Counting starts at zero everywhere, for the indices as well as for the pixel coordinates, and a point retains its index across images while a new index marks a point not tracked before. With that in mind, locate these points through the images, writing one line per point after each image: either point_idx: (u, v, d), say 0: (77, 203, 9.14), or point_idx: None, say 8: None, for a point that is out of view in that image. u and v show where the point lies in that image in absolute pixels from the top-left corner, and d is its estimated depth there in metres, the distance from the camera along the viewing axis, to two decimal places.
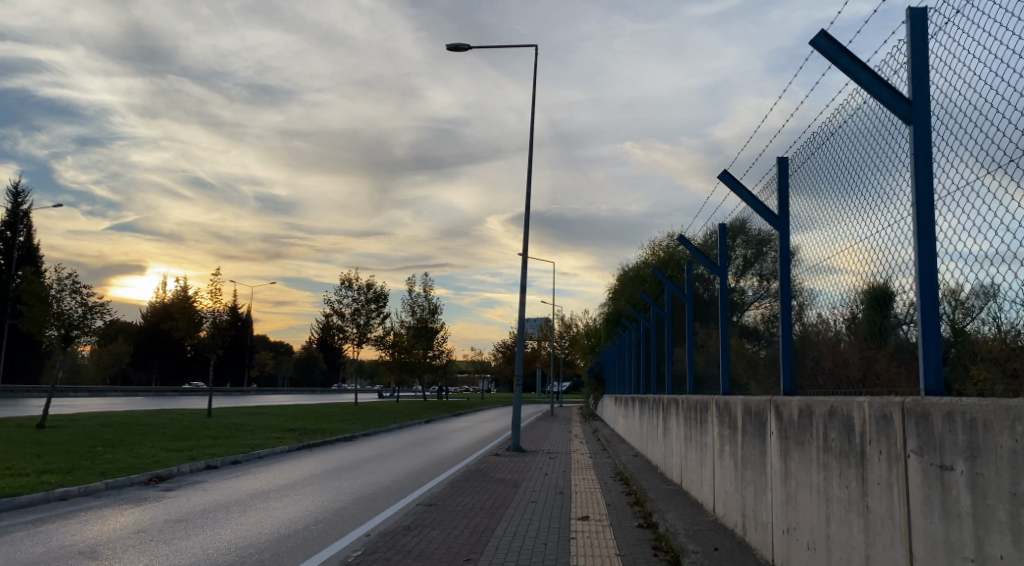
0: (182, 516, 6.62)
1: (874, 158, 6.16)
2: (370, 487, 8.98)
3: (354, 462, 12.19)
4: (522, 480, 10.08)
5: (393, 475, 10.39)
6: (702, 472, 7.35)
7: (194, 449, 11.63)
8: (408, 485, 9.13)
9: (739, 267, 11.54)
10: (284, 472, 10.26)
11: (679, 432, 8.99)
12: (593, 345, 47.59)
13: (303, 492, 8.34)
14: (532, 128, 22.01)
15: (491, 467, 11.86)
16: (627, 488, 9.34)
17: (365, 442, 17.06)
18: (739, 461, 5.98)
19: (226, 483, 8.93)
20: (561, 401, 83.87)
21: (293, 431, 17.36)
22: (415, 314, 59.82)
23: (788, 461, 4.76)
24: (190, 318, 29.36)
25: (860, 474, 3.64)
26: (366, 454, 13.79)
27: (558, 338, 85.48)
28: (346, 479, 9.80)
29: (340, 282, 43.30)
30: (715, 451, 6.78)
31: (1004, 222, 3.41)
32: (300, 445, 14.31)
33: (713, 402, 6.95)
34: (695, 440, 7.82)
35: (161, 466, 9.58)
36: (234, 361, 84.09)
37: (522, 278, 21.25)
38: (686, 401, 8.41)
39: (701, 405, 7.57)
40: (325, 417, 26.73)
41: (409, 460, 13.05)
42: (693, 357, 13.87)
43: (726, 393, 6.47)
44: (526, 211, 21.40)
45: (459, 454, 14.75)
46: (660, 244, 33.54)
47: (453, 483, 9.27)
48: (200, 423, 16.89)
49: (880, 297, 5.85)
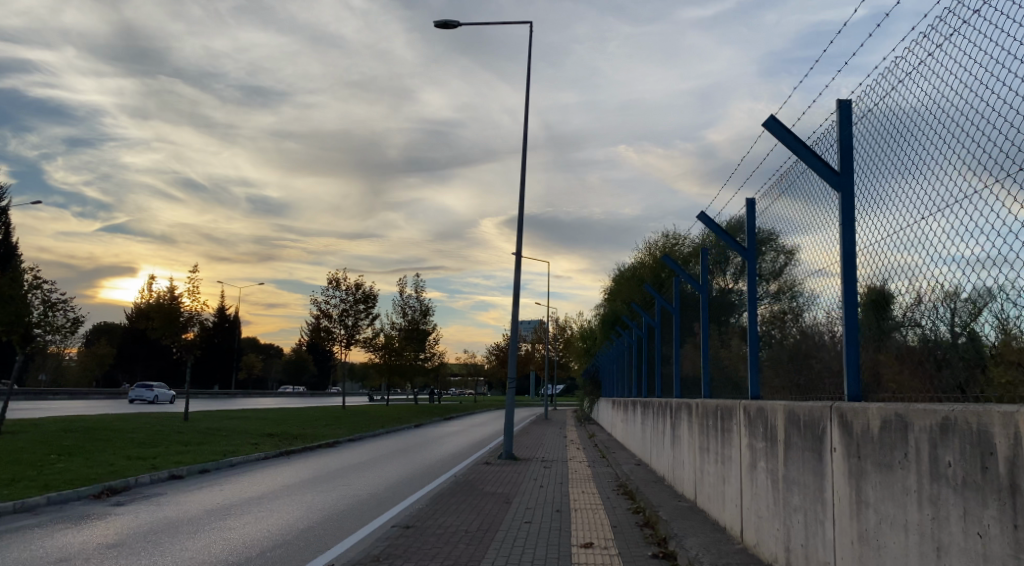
0: (121, 540, 5.96)
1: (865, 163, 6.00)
2: (344, 501, 8.34)
3: (336, 471, 11.55)
4: (513, 494, 9.48)
5: (372, 486, 9.76)
6: (726, 489, 6.72)
7: (159, 457, 10.97)
8: (386, 501, 8.47)
9: (738, 271, 11.14)
10: (255, 482, 9.63)
11: (692, 444, 8.38)
12: (587, 347, 47.12)
13: (267, 508, 7.67)
14: (525, 119, 21.42)
15: (480, 477, 11.27)
16: (632, 504, 8.74)
17: (350, 448, 16.45)
18: (779, 482, 5.33)
19: (186, 496, 8.27)
20: (556, 404, 83.31)
21: (273, 437, 16.69)
22: (406, 316, 59.09)
23: (863, 487, 3.92)
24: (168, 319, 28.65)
25: (1009, 518, 2.65)
26: (347, 461, 13.15)
27: (553, 340, 84.69)
28: (321, 491, 9.14)
29: (328, 282, 42.58)
30: (747, 469, 6.09)
31: (1002, 229, 3.85)
32: (278, 452, 13.67)
33: (745, 411, 6.24)
34: (715, 453, 7.17)
35: (116, 477, 8.91)
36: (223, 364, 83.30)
37: (516, 276, 20.32)
38: (703, 409, 7.80)
39: (724, 413, 6.95)
40: (310, 422, 26.07)
41: (393, 468, 12.45)
42: (693, 361, 13.39)
43: (763, 400, 5.75)
44: (518, 206, 20.77)
45: (447, 462, 14.17)
46: (655, 245, 33.10)
47: (437, 498, 8.64)
48: (174, 427, 16.16)
49: (878, 298, 5.62)
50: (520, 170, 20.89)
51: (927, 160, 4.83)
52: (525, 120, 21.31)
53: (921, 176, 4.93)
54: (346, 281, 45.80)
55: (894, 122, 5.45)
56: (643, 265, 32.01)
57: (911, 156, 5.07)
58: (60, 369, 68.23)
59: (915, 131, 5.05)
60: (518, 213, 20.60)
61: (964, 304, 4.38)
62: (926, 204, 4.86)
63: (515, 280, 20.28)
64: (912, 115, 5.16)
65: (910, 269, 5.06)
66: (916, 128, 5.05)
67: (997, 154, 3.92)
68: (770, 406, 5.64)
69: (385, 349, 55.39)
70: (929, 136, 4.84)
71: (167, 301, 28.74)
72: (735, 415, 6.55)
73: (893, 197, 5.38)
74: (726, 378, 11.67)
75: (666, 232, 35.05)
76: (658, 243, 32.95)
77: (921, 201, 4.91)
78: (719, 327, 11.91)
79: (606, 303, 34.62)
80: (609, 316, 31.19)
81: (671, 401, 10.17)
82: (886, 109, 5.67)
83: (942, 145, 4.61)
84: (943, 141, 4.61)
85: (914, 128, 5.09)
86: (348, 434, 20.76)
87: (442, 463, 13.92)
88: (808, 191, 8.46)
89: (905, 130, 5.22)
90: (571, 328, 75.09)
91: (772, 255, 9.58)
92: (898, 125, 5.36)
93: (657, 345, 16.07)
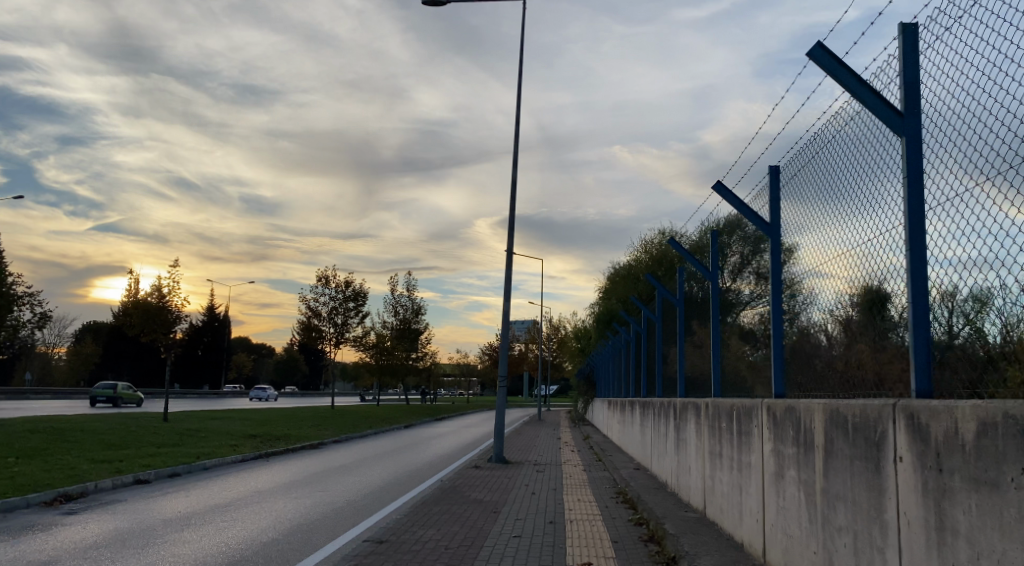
0: (59, 556, 5.48)
1: (873, 165, 6.09)
2: (318, 509, 7.89)
3: (319, 474, 11.08)
4: (503, 501, 9.06)
5: (351, 493, 9.32)
6: (747, 501, 6.20)
7: (126, 460, 10.49)
8: (364, 509, 8.05)
9: (736, 268, 10.90)
10: (226, 488, 9.16)
11: (701, 450, 7.93)
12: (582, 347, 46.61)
13: (231, 517, 7.23)
14: (517, 110, 20.94)
15: (469, 484, 10.85)
16: (634, 514, 8.33)
17: (335, 449, 16.05)
18: (813, 494, 4.83)
19: (146, 504, 7.82)
20: (550, 405, 82.84)
21: (255, 438, 16.23)
22: (398, 315, 58.46)
23: (947, 508, 3.17)
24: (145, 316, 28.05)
25: None
26: (329, 465, 12.65)
27: (547, 341, 84.30)
28: (296, 497, 8.70)
29: (318, 280, 42.00)
30: (775, 480, 5.54)
31: (1000, 229, 3.55)
32: (258, 454, 13.24)
33: (774, 412, 5.65)
34: (733, 460, 6.65)
35: (74, 483, 8.43)
36: (213, 364, 82.58)
37: (508, 273, 19.91)
38: (716, 413, 7.32)
39: (742, 414, 6.50)
40: (298, 422, 25.61)
41: (378, 471, 12.06)
42: (689, 358, 13.09)
43: (796, 399, 5.15)
44: (511, 200, 20.29)
45: (435, 465, 13.81)
46: (650, 243, 32.80)
47: (419, 507, 8.20)
48: (151, 427, 15.67)
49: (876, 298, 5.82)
50: (511, 166, 20.44)
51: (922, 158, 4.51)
52: (518, 116, 20.85)
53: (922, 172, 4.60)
54: (335, 279, 45.29)
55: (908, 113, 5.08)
56: (638, 263, 31.63)
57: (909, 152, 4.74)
58: (45, 367, 67.46)
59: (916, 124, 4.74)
60: (510, 211, 20.15)
61: (960, 305, 4.03)
62: (963, 174, 3.94)
63: (507, 279, 19.82)
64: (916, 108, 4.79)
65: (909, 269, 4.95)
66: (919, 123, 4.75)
67: (993, 152, 3.62)
68: (803, 407, 5.06)
69: (376, 349, 54.87)
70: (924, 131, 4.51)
71: (148, 301, 28.12)
72: (762, 418, 5.97)
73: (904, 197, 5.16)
74: (726, 379, 11.23)
75: (661, 230, 34.68)
76: (653, 241, 32.53)
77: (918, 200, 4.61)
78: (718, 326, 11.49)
79: (600, 301, 34.22)
80: (603, 316, 30.78)
81: (676, 403, 9.77)
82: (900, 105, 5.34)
83: (942, 140, 4.21)
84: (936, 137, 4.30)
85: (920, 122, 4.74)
86: (333, 435, 20.22)
87: (429, 467, 13.48)
88: (835, 162, 7.12)
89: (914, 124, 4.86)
90: (565, 327, 74.71)
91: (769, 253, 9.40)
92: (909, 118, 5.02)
93: (652, 345, 15.87)
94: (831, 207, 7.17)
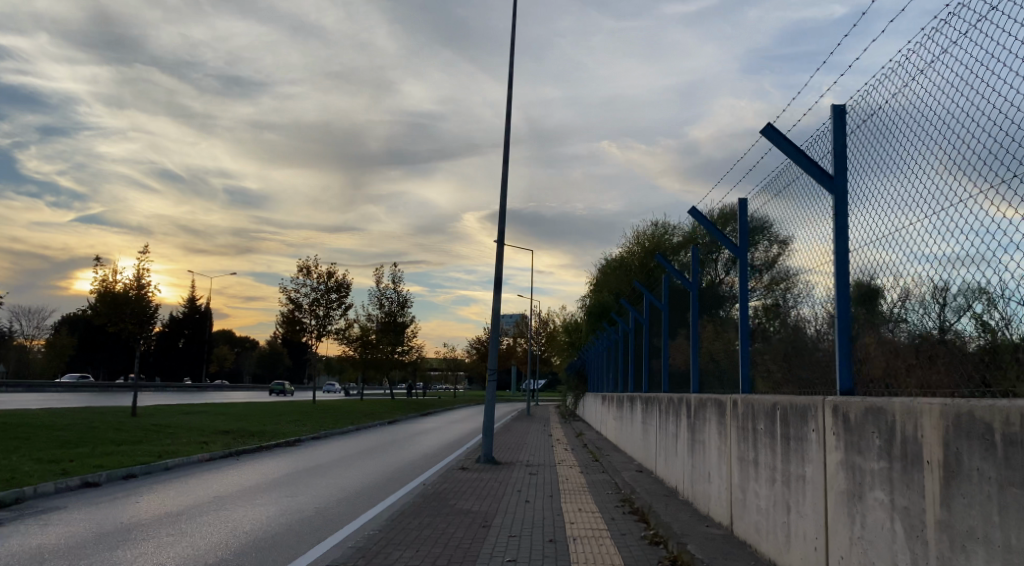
0: None
1: (863, 166, 6.31)
2: (284, 519, 7.35)
3: (292, 476, 10.47)
4: (490, 512, 8.49)
5: (323, 497, 8.79)
6: (805, 526, 5.24)
7: (78, 460, 9.82)
8: (334, 519, 7.48)
9: (727, 263, 10.67)
10: (185, 492, 8.55)
11: (730, 459, 7.24)
12: (570, 339, 46.09)
13: (180, 530, 6.58)
14: (507, 98, 20.28)
15: (453, 488, 10.30)
16: (647, 529, 7.73)
17: (313, 447, 15.46)
18: (919, 524, 3.66)
19: (91, 512, 7.22)
20: (536, 398, 82.30)
21: (227, 435, 15.53)
22: (383, 307, 57.53)
23: None
24: (118, 309, 27.06)
25: None
26: (305, 464, 12.05)
27: (535, 334, 83.44)
28: (262, 503, 8.15)
29: (299, 271, 41.13)
30: (845, 501, 4.54)
31: None
32: (228, 452, 12.61)
33: (847, 414, 4.59)
34: (782, 473, 5.74)
35: (12, 487, 7.78)
36: (193, 356, 81.33)
37: (497, 263, 19.25)
38: (755, 416, 6.53)
39: (800, 413, 5.40)
40: (278, 417, 24.97)
41: (355, 471, 11.50)
42: (683, 353, 12.67)
43: (884, 399, 4.07)
44: (499, 189, 19.67)
45: (418, 464, 13.30)
46: (643, 234, 32.28)
47: (397, 518, 7.65)
48: (115, 423, 14.90)
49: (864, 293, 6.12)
50: (502, 155, 19.81)
51: (956, 155, 4.74)
52: (508, 104, 20.12)
53: (940, 171, 4.95)
54: (317, 270, 44.32)
55: (915, 116, 5.43)
56: (630, 256, 31.20)
57: (938, 152, 4.97)
58: (21, 358, 66.18)
59: (926, 127, 5.19)
60: (500, 201, 19.54)
61: (952, 300, 4.78)
62: None
63: (496, 273, 19.18)
64: (931, 110, 5.18)
65: (899, 264, 5.51)
66: (928, 130, 5.16)
67: None
68: (896, 409, 3.96)
69: (360, 341, 54.17)
70: (943, 137, 4.94)
71: (131, 295, 27.20)
72: (827, 421, 4.93)
73: (901, 201, 5.54)
74: (719, 373, 10.77)
75: (652, 222, 34.06)
76: (645, 233, 31.85)
77: (930, 197, 5.06)
78: (706, 323, 11.23)
79: (591, 294, 33.72)
80: (595, 309, 30.26)
81: (691, 404, 9.16)
82: (903, 110, 5.66)
83: (985, 134, 4.41)
84: (956, 143, 4.77)
85: (937, 124, 5.05)
86: (312, 431, 19.52)
87: (411, 466, 12.88)
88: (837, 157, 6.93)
89: (924, 127, 5.26)
90: (552, 321, 74.03)
91: (765, 244, 9.20)
92: (919, 119, 5.37)
93: (647, 338, 15.49)
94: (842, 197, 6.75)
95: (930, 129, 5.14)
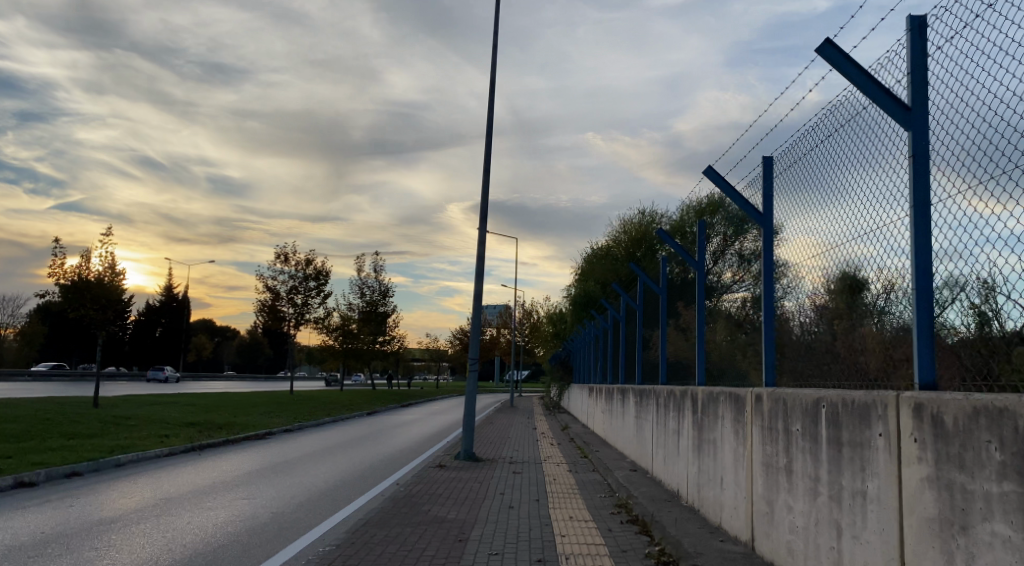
0: None
1: (856, 160, 6.18)
2: (233, 528, 6.80)
3: (254, 474, 9.87)
4: (469, 522, 7.93)
5: (283, 500, 8.25)
6: (867, 556, 4.23)
7: (19, 457, 9.18)
8: (289, 529, 6.95)
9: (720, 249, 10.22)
10: (127, 495, 7.95)
11: (752, 465, 6.63)
12: (555, 329, 45.69)
13: (105, 545, 6.00)
14: (491, 82, 19.73)
15: (429, 490, 9.79)
16: (654, 544, 7.19)
17: (283, 441, 14.85)
18: None
19: (14, 520, 6.63)
20: (520, 389, 81.82)
21: (193, 427, 14.85)
22: (364, 297, 56.72)
23: None
24: (84, 295, 26.04)
25: None
26: (273, 460, 11.48)
27: (519, 325, 83.01)
28: (214, 508, 7.59)
29: (276, 258, 40.24)
30: (936, 532, 3.46)
31: None
32: (189, 445, 12.01)
33: (933, 413, 3.56)
34: (829, 486, 4.84)
35: None
36: (169, 345, 80.05)
37: (479, 251, 18.68)
38: (788, 416, 5.77)
39: (869, 408, 4.30)
40: (252, 408, 24.25)
41: (322, 468, 10.94)
42: (674, 344, 12.31)
43: (1005, 397, 3.03)
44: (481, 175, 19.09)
45: (393, 460, 12.79)
46: (629, 222, 32.05)
47: (359, 528, 7.12)
48: (71, 415, 14.17)
49: (853, 287, 5.99)
50: (486, 140, 19.22)
51: (938, 149, 4.60)
52: (491, 89, 19.56)
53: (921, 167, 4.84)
54: (294, 258, 43.46)
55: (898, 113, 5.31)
56: (617, 244, 30.99)
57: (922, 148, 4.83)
58: None
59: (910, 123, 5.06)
60: (483, 188, 18.98)
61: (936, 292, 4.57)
62: None
63: (479, 262, 18.61)
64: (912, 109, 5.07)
65: (886, 258, 5.39)
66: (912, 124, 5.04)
67: None
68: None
69: (341, 331, 53.57)
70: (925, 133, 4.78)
71: (87, 279, 26.21)
72: (903, 423, 3.90)
73: (897, 191, 5.23)
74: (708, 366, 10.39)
75: (640, 210, 33.63)
76: (632, 222, 31.41)
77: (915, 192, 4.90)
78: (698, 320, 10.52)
79: (576, 283, 33.33)
80: (581, 298, 30.06)
81: (699, 403, 8.66)
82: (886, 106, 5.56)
83: (969, 128, 4.25)
84: (940, 139, 4.59)
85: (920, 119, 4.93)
86: (286, 424, 18.86)
87: (386, 462, 12.36)
88: (831, 149, 6.75)
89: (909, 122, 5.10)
90: (536, 312, 73.72)
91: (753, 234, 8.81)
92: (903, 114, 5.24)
93: (638, 329, 15.03)
94: (832, 191, 6.65)
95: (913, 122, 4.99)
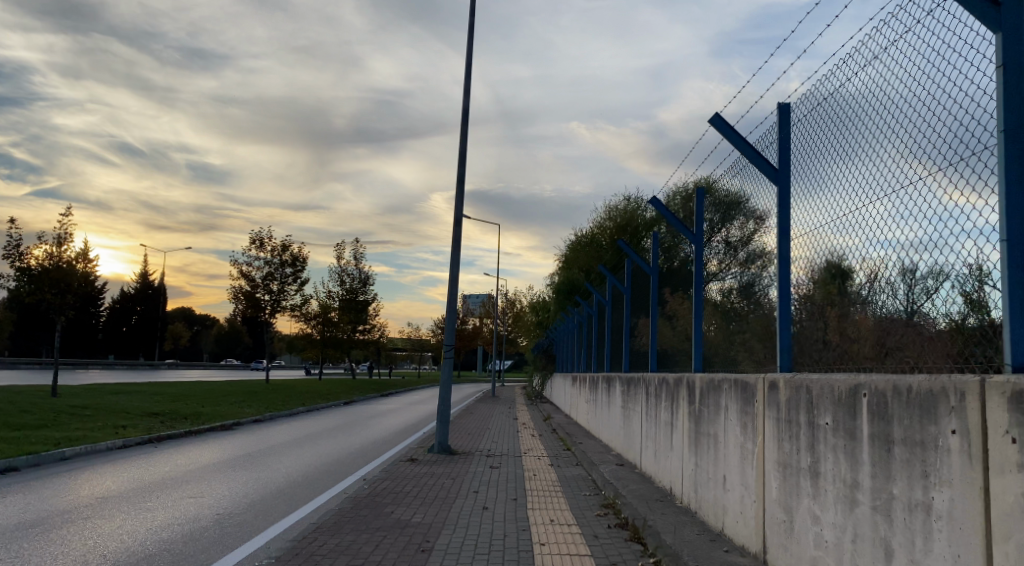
0: None
1: (831, 146, 5.91)
2: (168, 533, 6.34)
3: (211, 468, 9.39)
4: (435, 527, 7.50)
5: (237, 500, 7.79)
6: None
7: None
8: (230, 536, 6.50)
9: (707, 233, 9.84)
10: (59, 495, 7.45)
11: (764, 466, 6.28)
12: (539, 317, 45.29)
13: (15, 555, 5.52)
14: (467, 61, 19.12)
15: (393, 488, 9.34)
16: (651, 550, 6.89)
17: (250, 432, 14.36)
18: None
19: None
20: (503, 378, 81.58)
21: (156, 418, 14.29)
22: (344, 284, 55.94)
23: None
24: (48, 283, 25.23)
25: None
26: (235, 453, 10.96)
27: (502, 313, 82.67)
28: (156, 511, 7.12)
29: (252, 245, 39.45)
30: None
31: None
32: (147, 437, 11.49)
33: None
34: (871, 495, 4.40)
35: None
36: (144, 334, 78.79)
37: (457, 235, 18.18)
38: (814, 407, 5.34)
39: (935, 395, 3.74)
40: (225, 399, 23.68)
41: (285, 462, 10.47)
42: (660, 328, 11.96)
43: None
44: (458, 158, 18.54)
45: (365, 453, 12.34)
46: (614, 208, 31.73)
47: (308, 535, 6.67)
48: (27, 405, 13.58)
49: (830, 277, 5.74)
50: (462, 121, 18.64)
51: (918, 133, 4.37)
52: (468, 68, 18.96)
53: (900, 154, 4.61)
54: (270, 244, 42.67)
55: (878, 96, 5.04)
56: (602, 231, 30.71)
57: (902, 133, 4.59)
58: None
59: (888, 106, 4.81)
60: (459, 171, 18.42)
61: (920, 281, 4.34)
62: None
63: (457, 247, 18.13)
64: (891, 91, 4.82)
65: (866, 247, 5.14)
66: (891, 108, 4.79)
67: None
68: None
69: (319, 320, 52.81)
70: (908, 117, 4.51)
71: (43, 266, 25.30)
72: (990, 418, 3.26)
73: (875, 178, 5.00)
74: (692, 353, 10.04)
75: (625, 197, 33.30)
76: (618, 209, 31.06)
77: (895, 179, 4.66)
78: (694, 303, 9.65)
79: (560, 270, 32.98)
80: (565, 285, 29.70)
81: (696, 399, 8.30)
82: (866, 87, 5.28)
83: (955, 107, 3.99)
84: (922, 122, 4.33)
85: (900, 103, 4.67)
86: (258, 414, 18.34)
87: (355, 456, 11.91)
88: (807, 133, 6.44)
89: (889, 105, 4.83)
90: (519, 300, 73.30)
91: (741, 220, 8.38)
92: (882, 96, 4.98)
93: (625, 316, 14.68)
94: (809, 177, 6.37)
95: (895, 104, 4.73)
